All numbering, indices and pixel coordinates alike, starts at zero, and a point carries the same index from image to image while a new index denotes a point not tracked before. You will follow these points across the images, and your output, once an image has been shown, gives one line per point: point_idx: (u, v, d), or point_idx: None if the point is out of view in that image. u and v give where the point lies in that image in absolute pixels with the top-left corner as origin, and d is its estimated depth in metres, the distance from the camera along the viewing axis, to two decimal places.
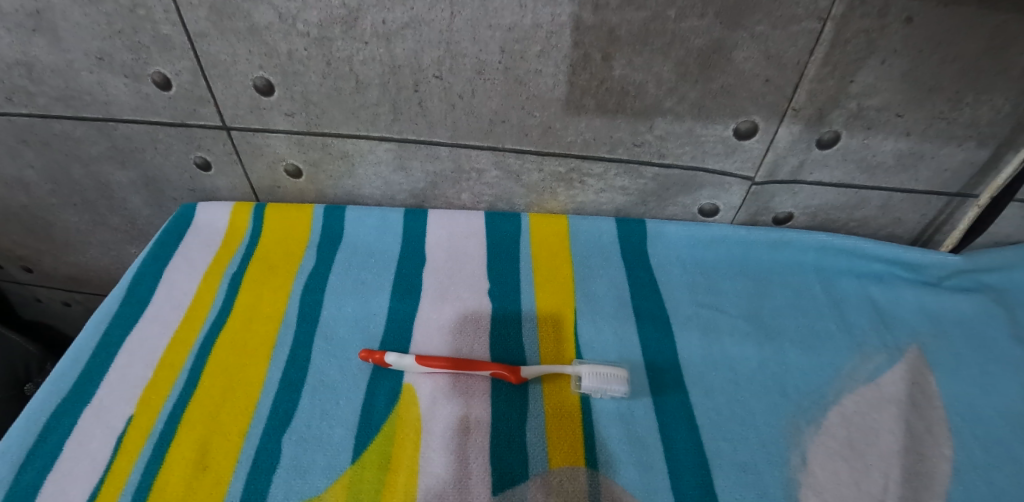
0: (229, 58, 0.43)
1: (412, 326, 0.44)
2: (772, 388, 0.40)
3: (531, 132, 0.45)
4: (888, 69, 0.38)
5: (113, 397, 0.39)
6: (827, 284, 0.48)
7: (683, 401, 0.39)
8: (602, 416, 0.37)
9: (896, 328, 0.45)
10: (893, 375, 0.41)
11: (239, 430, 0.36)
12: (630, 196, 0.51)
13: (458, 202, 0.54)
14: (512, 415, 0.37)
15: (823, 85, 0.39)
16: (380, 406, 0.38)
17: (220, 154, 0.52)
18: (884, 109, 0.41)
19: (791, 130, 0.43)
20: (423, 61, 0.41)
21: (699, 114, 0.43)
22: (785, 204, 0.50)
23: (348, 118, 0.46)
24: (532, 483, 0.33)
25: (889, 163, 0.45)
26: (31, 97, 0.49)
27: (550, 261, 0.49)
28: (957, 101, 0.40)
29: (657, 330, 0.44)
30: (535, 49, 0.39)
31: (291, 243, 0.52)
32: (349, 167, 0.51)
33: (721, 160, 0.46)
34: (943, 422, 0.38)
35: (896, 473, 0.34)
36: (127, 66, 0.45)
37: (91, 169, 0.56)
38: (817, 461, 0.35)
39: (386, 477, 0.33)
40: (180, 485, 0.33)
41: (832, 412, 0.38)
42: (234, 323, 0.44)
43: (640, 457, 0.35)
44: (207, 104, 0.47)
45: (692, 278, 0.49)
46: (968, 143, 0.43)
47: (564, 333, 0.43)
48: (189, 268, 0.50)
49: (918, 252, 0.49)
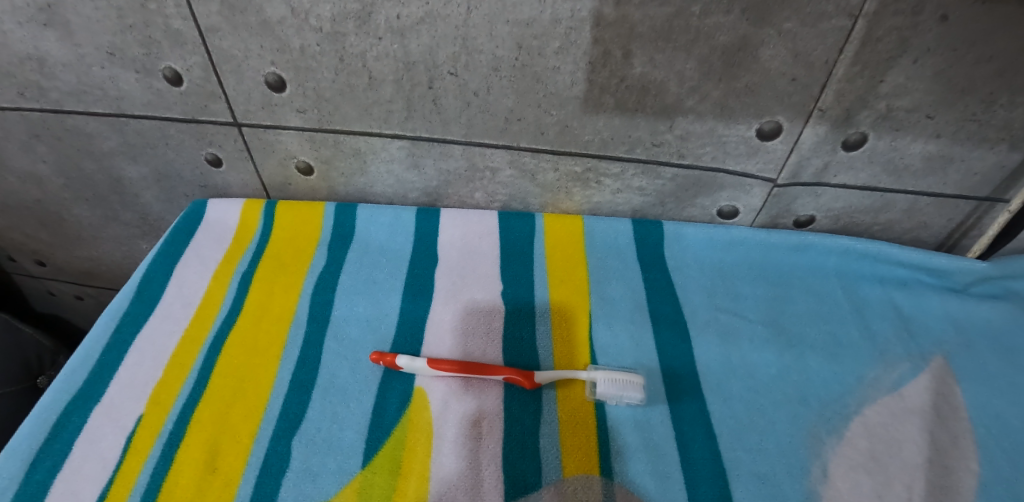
0: (242, 53, 0.42)
1: (423, 328, 0.43)
2: (792, 396, 0.39)
3: (547, 130, 0.44)
4: (921, 69, 0.37)
5: (123, 395, 0.38)
6: (849, 290, 0.47)
7: (701, 409, 0.38)
8: (619, 423, 0.36)
9: (921, 336, 0.43)
10: (917, 385, 0.40)
11: (249, 431, 0.36)
12: (647, 197, 0.50)
13: (471, 201, 0.53)
14: (526, 421, 0.36)
15: (851, 85, 0.38)
16: (390, 410, 0.37)
17: (231, 150, 0.52)
18: (914, 110, 0.39)
19: (816, 131, 0.42)
20: (438, 57, 0.40)
21: (721, 114, 0.41)
22: (807, 206, 0.49)
23: (360, 115, 0.45)
24: (546, 491, 0.32)
25: (917, 166, 0.44)
26: (44, 92, 0.49)
27: (564, 262, 0.48)
28: (990, 103, 0.38)
29: (675, 336, 0.43)
30: (553, 45, 0.38)
31: (302, 241, 0.51)
32: (362, 164, 0.50)
33: (743, 161, 0.45)
34: (969, 435, 0.36)
35: (920, 487, 0.33)
36: (138, 61, 0.45)
37: (103, 164, 0.56)
38: (838, 473, 0.34)
39: (397, 482, 0.33)
40: (190, 487, 0.32)
41: (854, 423, 0.37)
42: (244, 323, 0.44)
43: (656, 466, 0.34)
44: (218, 100, 0.47)
45: (710, 281, 0.47)
46: (1000, 146, 0.41)
47: (579, 335, 0.42)
48: (200, 265, 0.49)
49: (944, 258, 0.48)
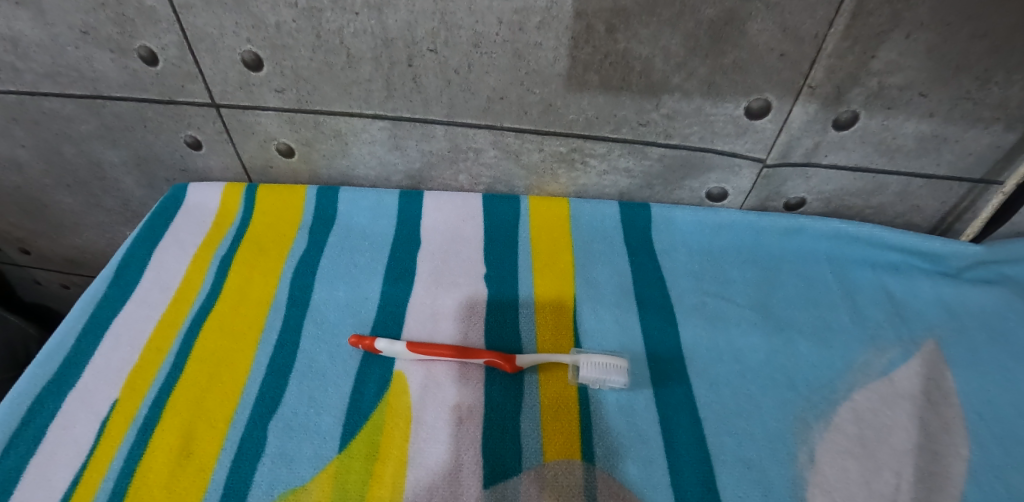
0: (217, 30, 0.41)
1: (404, 312, 0.42)
2: (780, 381, 0.38)
3: (531, 110, 0.43)
4: (913, 44, 0.35)
5: (98, 380, 0.38)
6: (840, 273, 0.46)
7: (687, 393, 0.37)
8: (602, 408, 0.36)
9: (912, 320, 0.42)
10: (908, 370, 0.39)
11: (224, 416, 0.35)
12: (635, 179, 0.49)
13: (456, 184, 0.52)
14: (508, 405, 0.36)
15: (842, 61, 0.37)
16: (369, 394, 0.37)
17: (211, 132, 0.51)
18: (907, 87, 0.38)
19: (806, 110, 0.41)
20: (417, 33, 0.39)
21: (709, 92, 0.40)
22: (797, 189, 0.48)
23: (340, 95, 0.44)
24: (526, 476, 0.31)
25: (909, 146, 0.43)
26: (18, 74, 0.48)
27: (550, 246, 0.47)
28: (985, 80, 0.37)
29: (661, 319, 0.42)
30: (535, 20, 0.37)
31: (284, 225, 0.50)
32: (343, 146, 0.49)
33: (731, 141, 0.44)
34: (960, 420, 0.36)
35: (909, 472, 0.32)
36: (112, 40, 0.43)
37: (82, 148, 0.55)
38: (825, 459, 0.33)
39: (374, 467, 0.32)
40: (163, 473, 0.32)
41: (843, 408, 0.36)
42: (223, 307, 0.43)
43: (639, 451, 0.33)
44: (196, 80, 0.46)
45: (698, 265, 0.47)
46: (994, 126, 0.40)
47: (564, 319, 0.42)
48: (179, 250, 0.48)
49: (937, 242, 0.47)
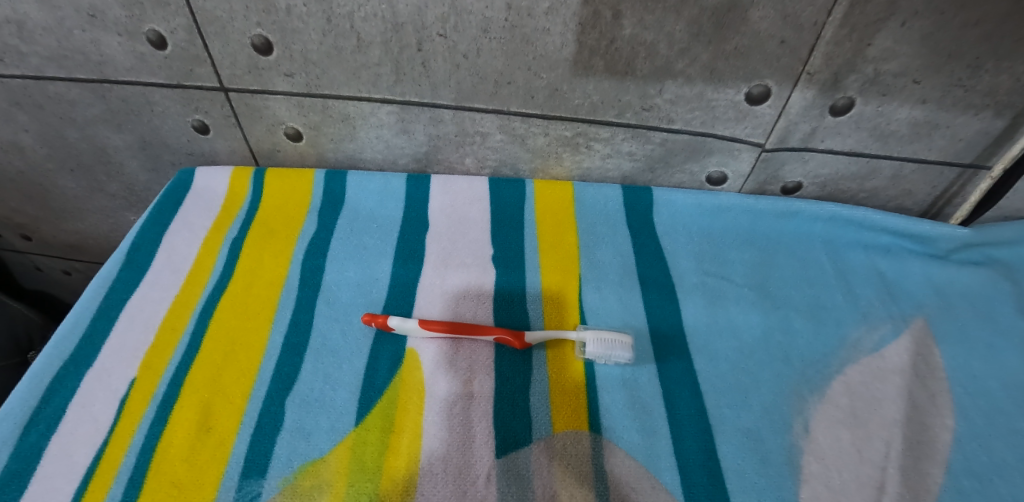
0: (226, 14, 0.41)
1: (414, 292, 0.43)
2: (776, 356, 0.40)
3: (537, 94, 0.44)
4: (908, 32, 0.37)
5: (115, 360, 0.39)
6: (834, 255, 0.48)
7: (688, 368, 0.38)
8: (607, 382, 0.37)
9: (902, 299, 0.44)
10: (898, 346, 0.40)
11: (242, 393, 0.36)
12: (637, 163, 0.50)
13: (462, 167, 0.53)
14: (517, 380, 0.37)
15: (840, 48, 0.38)
16: (382, 370, 0.38)
17: (218, 117, 0.51)
18: (901, 74, 0.40)
19: (804, 95, 0.42)
20: (427, 18, 0.39)
21: (711, 77, 0.41)
22: (795, 173, 0.49)
23: (349, 79, 0.45)
24: (535, 446, 0.33)
25: (902, 132, 0.44)
26: (23, 57, 0.48)
27: (554, 228, 0.48)
28: (976, 68, 0.39)
29: (662, 298, 0.43)
30: (543, 6, 0.37)
31: (292, 208, 0.51)
32: (351, 130, 0.50)
33: (732, 126, 0.45)
34: (946, 393, 0.38)
35: (897, 441, 0.34)
36: (120, 23, 0.44)
37: (87, 132, 0.55)
38: (819, 428, 0.35)
39: (390, 439, 0.33)
40: (185, 447, 0.33)
41: (836, 381, 0.38)
42: (236, 289, 0.44)
43: (643, 422, 0.35)
44: (204, 64, 0.46)
45: (698, 246, 0.48)
46: (985, 112, 0.42)
47: (568, 298, 0.43)
48: (189, 233, 0.49)
49: (928, 225, 0.48)
